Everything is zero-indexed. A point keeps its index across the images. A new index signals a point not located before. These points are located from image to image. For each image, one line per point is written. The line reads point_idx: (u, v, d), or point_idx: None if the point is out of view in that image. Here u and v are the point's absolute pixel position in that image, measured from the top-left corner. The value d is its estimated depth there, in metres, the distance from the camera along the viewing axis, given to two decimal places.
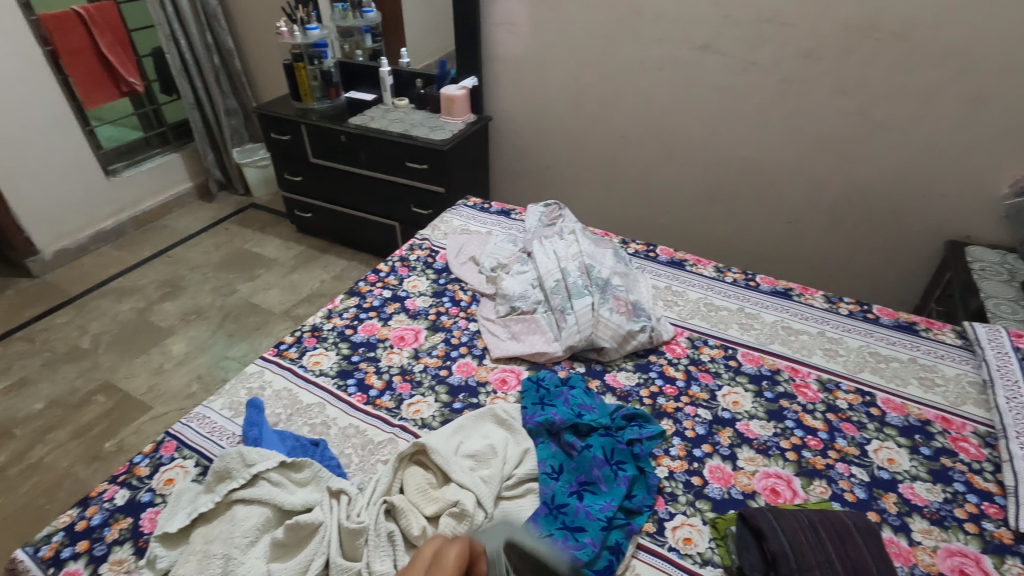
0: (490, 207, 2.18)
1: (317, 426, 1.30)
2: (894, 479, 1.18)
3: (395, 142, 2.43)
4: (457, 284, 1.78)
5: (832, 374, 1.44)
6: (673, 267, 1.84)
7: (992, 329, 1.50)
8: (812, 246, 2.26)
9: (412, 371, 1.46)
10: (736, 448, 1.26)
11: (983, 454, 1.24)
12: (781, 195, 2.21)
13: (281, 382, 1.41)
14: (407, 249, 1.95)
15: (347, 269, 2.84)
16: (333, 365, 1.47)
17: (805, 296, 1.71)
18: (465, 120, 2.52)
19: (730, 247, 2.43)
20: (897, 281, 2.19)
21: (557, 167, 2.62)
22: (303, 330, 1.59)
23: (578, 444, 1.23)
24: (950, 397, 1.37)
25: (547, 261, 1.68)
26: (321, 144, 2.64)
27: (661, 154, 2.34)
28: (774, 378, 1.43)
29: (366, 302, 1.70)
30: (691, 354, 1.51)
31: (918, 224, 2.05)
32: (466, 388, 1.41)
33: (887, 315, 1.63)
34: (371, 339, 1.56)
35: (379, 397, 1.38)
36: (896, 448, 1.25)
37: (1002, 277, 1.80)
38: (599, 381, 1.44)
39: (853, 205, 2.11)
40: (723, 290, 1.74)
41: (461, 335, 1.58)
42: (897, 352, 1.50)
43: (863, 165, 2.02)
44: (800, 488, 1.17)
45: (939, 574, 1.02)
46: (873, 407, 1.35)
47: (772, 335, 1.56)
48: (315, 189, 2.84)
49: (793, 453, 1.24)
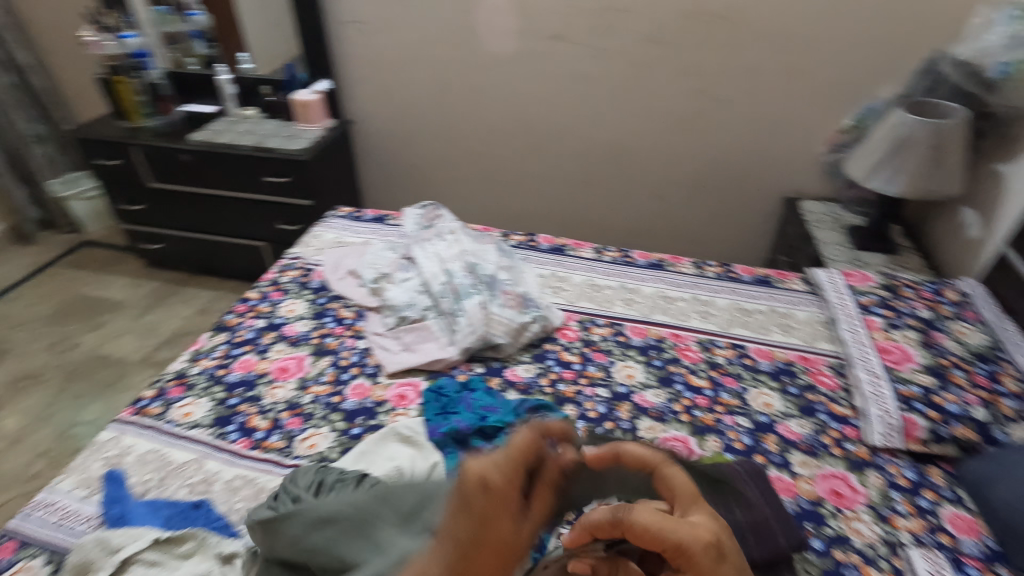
0: (364, 215, 2.07)
1: (196, 486, 1.15)
2: (772, 421, 1.30)
3: (248, 156, 2.23)
4: (339, 302, 1.67)
5: (708, 334, 1.55)
6: (554, 254, 1.88)
7: (830, 272, 1.67)
8: (676, 216, 2.42)
9: (300, 404, 1.34)
10: (636, 419, 1.31)
11: (837, 383, 1.40)
12: (644, 173, 2.34)
13: (145, 445, 1.23)
14: (277, 270, 1.79)
15: (212, 300, 2.57)
16: (207, 414, 1.31)
17: (676, 265, 1.83)
18: (324, 125, 2.38)
19: (605, 228, 2.54)
20: (750, 240, 2.42)
21: (429, 166, 2.56)
22: (166, 380, 1.40)
23: (486, 448, 1.22)
24: (805, 338, 1.54)
25: (430, 265, 1.64)
26: (160, 166, 2.36)
27: (530, 143, 2.38)
28: (660, 347, 1.52)
29: (237, 336, 1.54)
30: (583, 336, 1.56)
31: (760, 186, 2.27)
32: (364, 411, 1.33)
33: (747, 272, 1.79)
34: (249, 377, 1.41)
35: (267, 439, 1.25)
36: (770, 392, 1.38)
37: (831, 226, 2.05)
38: (499, 378, 1.43)
39: (705, 175, 2.29)
40: (604, 270, 1.81)
41: (350, 355, 1.49)
42: (759, 305, 1.65)
43: (710, 137, 2.20)
44: (696, 446, 1.25)
45: (819, 499, 1.14)
46: (746, 358, 1.48)
47: (653, 307, 1.65)
48: (160, 216, 2.53)
49: (686, 414, 1.32)
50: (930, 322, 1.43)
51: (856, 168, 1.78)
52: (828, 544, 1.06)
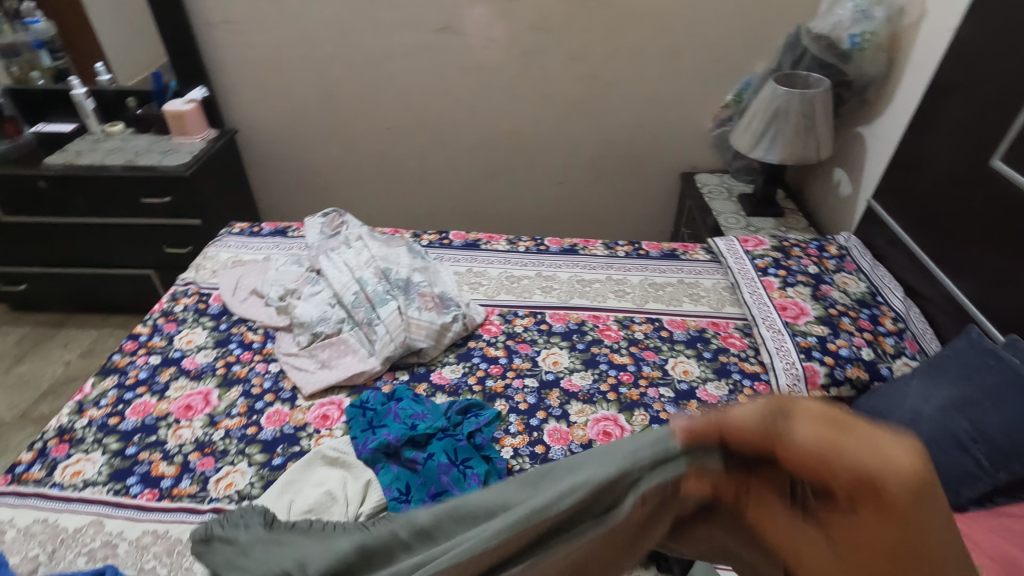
0: (261, 229, 1.94)
1: (97, 552, 1.03)
2: (692, 387, 1.37)
3: (120, 177, 2.01)
4: (243, 325, 1.55)
5: (625, 312, 1.60)
6: (468, 249, 1.85)
7: (728, 240, 1.76)
8: (584, 200, 2.48)
9: (211, 442, 1.23)
10: (566, 405, 1.33)
11: (746, 344, 1.49)
12: (548, 160, 2.37)
13: (28, 516, 1.08)
14: (168, 299, 1.63)
15: (97, 340, 2.31)
16: (102, 470, 1.17)
17: (588, 248, 1.87)
18: (205, 137, 2.19)
19: (516, 218, 2.55)
20: (654, 216, 2.53)
21: (327, 171, 2.44)
22: (46, 439, 1.24)
23: (420, 457, 1.18)
24: (714, 304, 1.63)
25: (339, 275, 1.56)
26: (12, 196, 2.07)
27: (431, 140, 2.33)
28: (582, 330, 1.54)
29: (128, 378, 1.39)
30: (506, 329, 1.55)
31: (657, 164, 2.37)
32: (284, 439, 1.24)
33: (654, 248, 1.86)
34: (147, 421, 1.28)
35: (176, 486, 1.14)
36: (687, 360, 1.44)
37: (724, 195, 2.18)
38: (426, 383, 1.39)
39: (606, 157, 2.36)
40: (519, 260, 1.81)
41: (262, 381, 1.39)
42: (668, 278, 1.73)
43: (606, 120, 2.26)
44: (625, 422, 1.28)
45: None
46: (663, 330, 1.54)
47: (570, 292, 1.68)
48: (20, 252, 2.23)
49: (613, 392, 1.35)
50: (818, 277, 1.56)
51: (741, 139, 1.90)
52: None
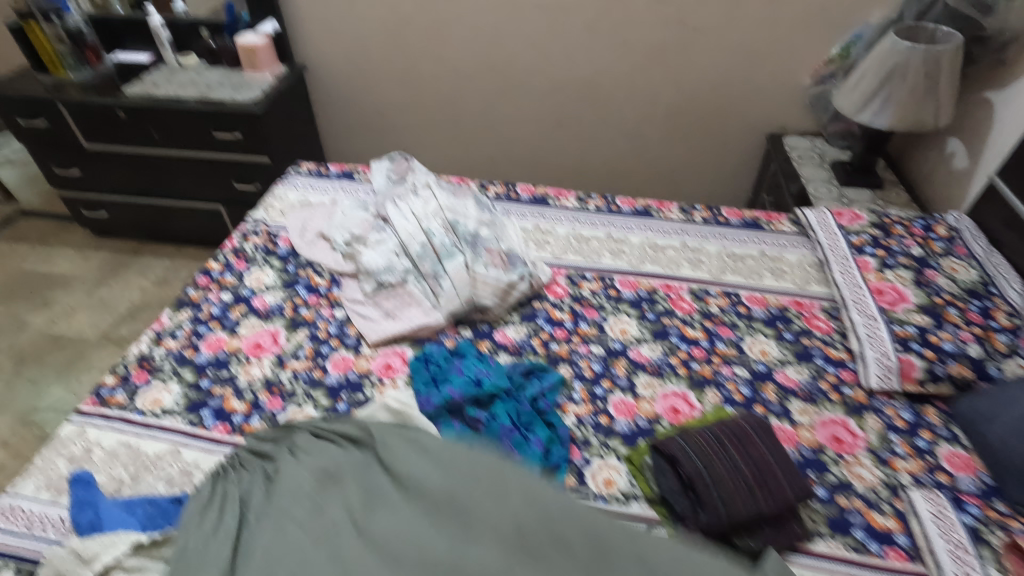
0: (327, 170, 1.90)
1: (175, 479, 1.07)
2: (770, 369, 1.28)
3: (193, 110, 2.02)
4: (310, 268, 1.55)
5: (700, 283, 1.51)
6: (536, 205, 1.78)
7: (819, 212, 1.62)
8: (654, 158, 2.33)
9: (279, 382, 1.26)
10: (633, 376, 1.28)
11: (832, 326, 1.38)
12: (620, 111, 2.22)
13: (113, 438, 1.13)
14: (238, 237, 1.65)
15: (170, 269, 2.42)
16: (178, 400, 1.21)
17: (662, 211, 1.76)
18: (274, 72, 2.16)
19: (582, 173, 2.43)
20: (730, 178, 2.35)
21: (393, 113, 2.39)
22: (127, 365, 1.29)
23: (483, 417, 1.15)
24: (798, 281, 1.50)
25: (406, 224, 1.51)
26: (94, 124, 2.13)
27: (499, 85, 2.23)
28: (652, 299, 1.46)
29: (202, 312, 1.42)
30: (572, 292, 1.49)
31: (742, 121, 2.19)
32: (348, 386, 1.25)
33: (735, 215, 1.73)
34: (220, 356, 1.31)
35: (247, 422, 1.18)
36: (766, 340, 1.35)
37: (816, 161, 2.00)
38: (489, 342, 1.35)
39: (684, 113, 2.19)
40: (589, 220, 1.72)
41: (328, 326, 1.39)
42: (749, 249, 1.60)
43: (689, 71, 2.09)
44: (695, 401, 1.22)
45: (820, 446, 1.13)
46: (740, 306, 1.44)
47: (641, 257, 1.59)
48: (101, 179, 2.31)
49: (683, 367, 1.29)
50: (922, 260, 1.42)
51: (846, 101, 1.71)
52: (832, 491, 1.06)
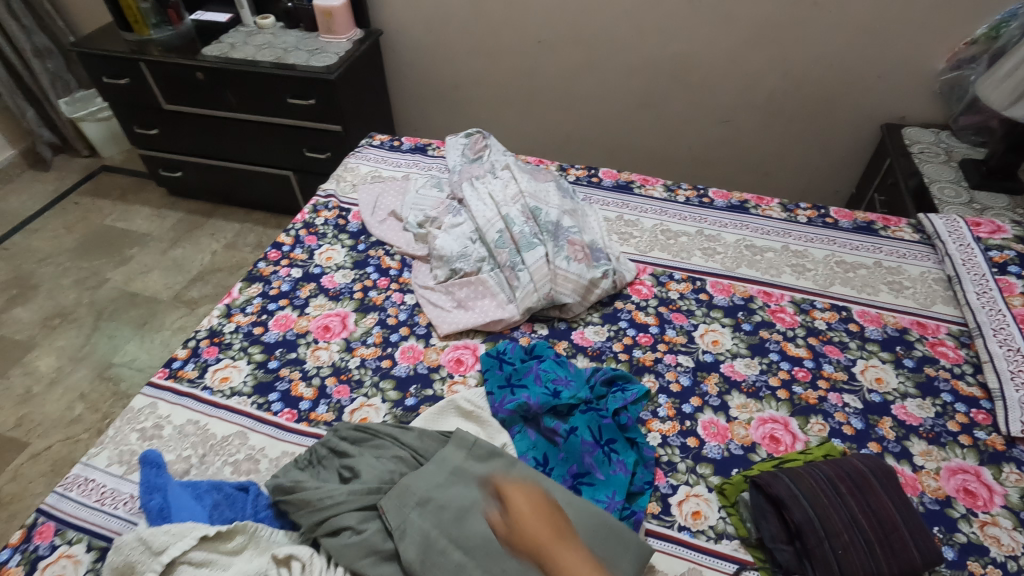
0: (401, 143, 1.83)
1: (242, 464, 1.04)
2: (886, 401, 1.13)
3: (270, 74, 1.98)
4: (381, 248, 1.49)
5: (804, 294, 1.35)
6: (620, 192, 1.64)
7: (949, 220, 1.42)
8: (748, 145, 2.13)
9: (347, 368, 1.21)
10: (726, 396, 1.15)
11: (962, 356, 1.20)
12: (716, 92, 2.03)
13: (183, 415, 1.11)
14: (310, 211, 1.60)
15: (239, 234, 2.43)
16: (246, 380, 1.18)
17: (761, 207, 1.59)
18: (351, 37, 2.09)
19: (664, 157, 2.26)
20: (832, 171, 2.12)
21: (468, 85, 2.28)
22: (199, 338, 1.27)
23: (561, 428, 1.06)
24: (920, 299, 1.32)
25: (482, 208, 1.42)
26: (174, 85, 2.12)
27: (584, 59, 2.07)
28: (749, 308, 1.32)
29: (272, 288, 1.39)
30: (659, 293, 1.36)
31: (855, 109, 1.95)
32: (417, 379, 1.19)
33: (845, 217, 1.54)
34: (289, 336, 1.27)
35: (314, 410, 1.13)
36: (881, 365, 1.19)
37: (941, 159, 1.76)
38: (567, 343, 1.26)
39: (788, 96, 1.98)
40: (678, 213, 1.58)
41: (397, 312, 1.33)
42: (862, 258, 1.42)
43: (800, 50, 1.87)
44: (798, 430, 1.09)
45: (947, 498, 0.98)
46: (851, 323, 1.28)
47: (736, 259, 1.44)
48: (178, 141, 2.33)
49: (784, 391, 1.15)
50: None
51: (994, 93, 1.47)
52: (961, 553, 0.92)
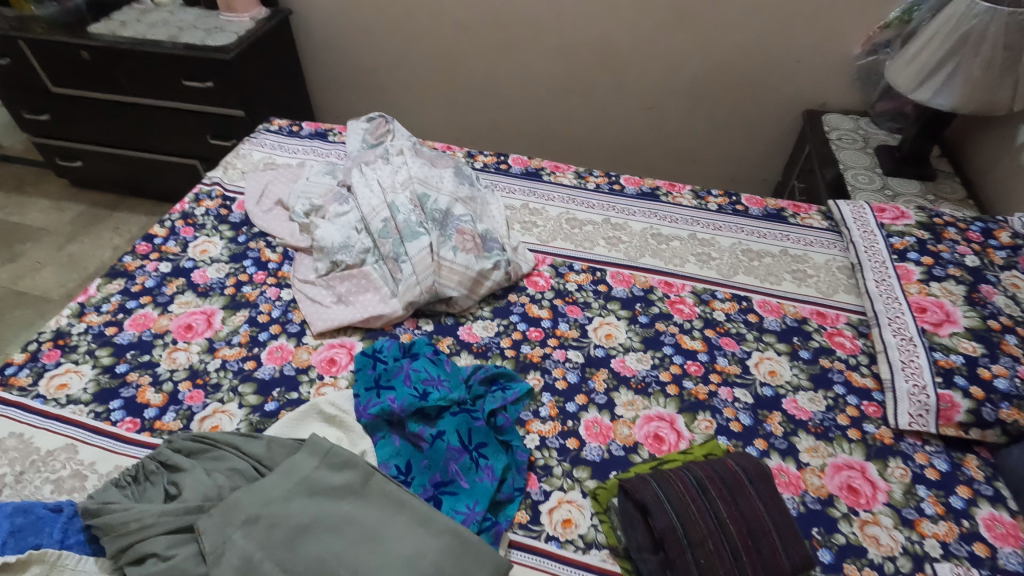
0: (301, 128, 1.71)
1: (65, 482, 0.93)
2: (777, 395, 1.07)
3: (161, 54, 1.83)
4: (263, 240, 1.37)
5: (706, 284, 1.29)
6: (527, 180, 1.56)
7: (856, 206, 1.38)
8: (673, 132, 2.08)
9: (205, 371, 1.10)
10: (613, 393, 1.08)
11: (858, 346, 1.16)
12: (638, 77, 1.96)
13: (5, 428, 0.99)
14: (191, 200, 1.48)
15: (145, 228, 2.27)
16: (87, 387, 1.06)
17: (672, 194, 1.53)
18: (254, 16, 1.95)
19: (591, 145, 2.19)
20: (758, 160, 2.09)
21: (387, 69, 2.17)
22: (41, 341, 1.14)
23: (427, 434, 0.97)
24: (822, 288, 1.28)
25: (369, 195, 1.32)
26: (59, 66, 1.95)
27: (503, 42, 1.98)
28: (647, 300, 1.25)
29: (135, 285, 1.26)
30: (556, 285, 1.29)
31: (777, 95, 1.91)
32: (282, 382, 1.09)
33: (756, 204, 1.49)
34: (144, 337, 1.16)
35: (159, 419, 1.02)
36: (776, 358, 1.14)
37: (857, 145, 1.73)
38: (451, 339, 1.17)
39: (711, 82, 1.93)
40: (586, 201, 1.51)
41: (271, 309, 1.22)
42: (768, 246, 1.37)
43: (719, 33, 1.82)
44: (684, 428, 1.02)
45: (829, 496, 0.93)
46: (750, 314, 1.22)
47: (641, 248, 1.38)
48: (71, 127, 2.15)
49: (674, 386, 1.09)
50: (977, 272, 1.18)
51: (900, 77, 1.44)
52: (838, 556, 0.87)
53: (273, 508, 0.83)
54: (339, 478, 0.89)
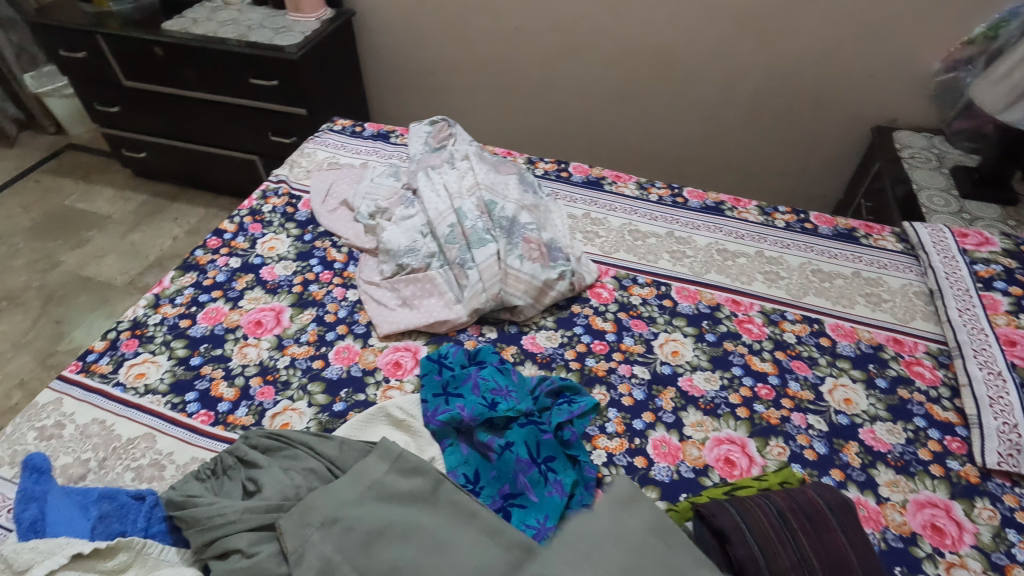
0: (363, 129, 1.73)
1: (145, 471, 0.95)
2: (854, 424, 1.04)
3: (230, 52, 1.87)
4: (329, 239, 1.39)
5: (775, 304, 1.25)
6: (589, 188, 1.55)
7: (935, 230, 1.33)
8: (732, 144, 2.04)
9: (275, 368, 1.12)
10: (681, 412, 1.06)
11: (939, 378, 1.11)
12: (699, 87, 1.93)
13: (88, 414, 1.02)
14: (258, 197, 1.51)
15: (203, 219, 2.33)
16: (163, 378, 1.09)
17: (738, 209, 1.49)
18: (320, 17, 1.98)
19: (646, 154, 2.16)
20: (820, 175, 2.03)
21: (444, 71, 2.17)
22: (119, 330, 1.18)
23: (496, 444, 0.96)
24: (898, 314, 1.23)
25: (435, 200, 1.32)
26: (132, 61, 2.02)
27: (563, 48, 1.97)
28: (714, 317, 1.23)
29: (206, 279, 1.29)
30: (620, 298, 1.27)
31: (845, 110, 1.86)
32: (349, 383, 1.10)
33: (826, 223, 1.45)
34: (216, 331, 1.18)
35: (232, 413, 1.04)
36: (851, 385, 1.10)
37: (931, 165, 1.67)
38: (515, 348, 1.16)
39: (776, 94, 1.88)
40: (648, 212, 1.48)
41: (337, 309, 1.23)
42: (840, 267, 1.33)
43: (787, 45, 1.77)
44: (756, 453, 1.00)
45: (912, 535, 0.89)
46: (823, 337, 1.19)
47: (706, 264, 1.35)
48: (140, 120, 2.23)
49: (744, 409, 1.06)
50: None
51: (988, 96, 1.38)
52: None
53: (346, 510, 0.83)
54: (410, 483, 0.89)
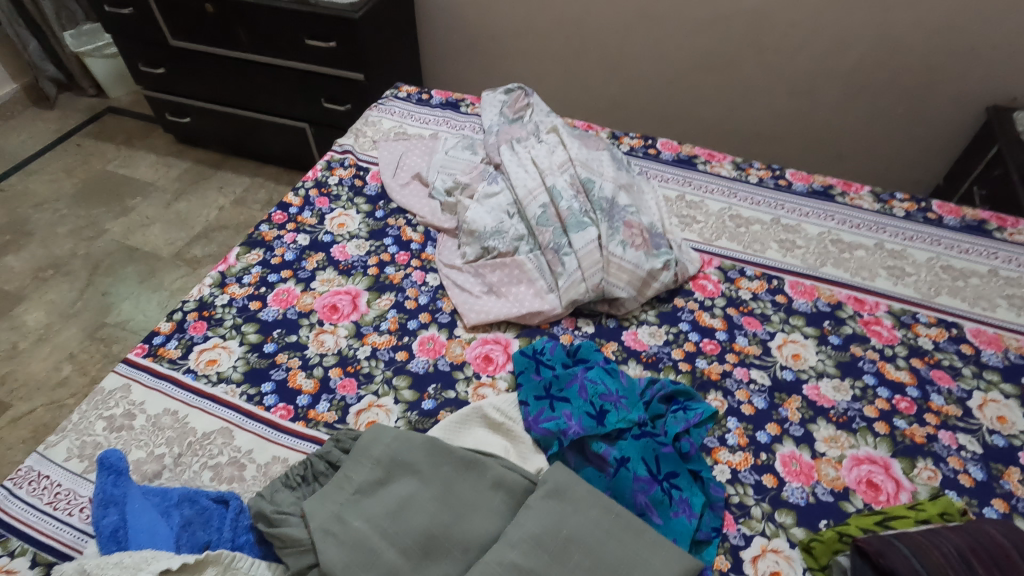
0: (430, 97, 1.60)
1: (223, 470, 0.87)
2: (1013, 447, 0.91)
3: (285, 10, 1.75)
4: (402, 216, 1.28)
5: (905, 304, 1.12)
6: (681, 167, 1.41)
7: None
8: (822, 122, 1.87)
9: (355, 359, 1.02)
10: (810, 424, 0.95)
11: None
12: (792, 58, 1.76)
13: (159, 404, 0.94)
14: (323, 168, 1.40)
15: (249, 189, 2.24)
16: (236, 366, 1.00)
17: (850, 195, 1.34)
18: None
19: (723, 131, 2.00)
20: (917, 158, 1.86)
21: (508, 36, 2.02)
22: (186, 310, 1.09)
23: (611, 457, 0.87)
24: None
25: (523, 176, 1.20)
26: (180, 18, 1.90)
27: (642, 11, 1.80)
28: (837, 317, 1.10)
29: (274, 257, 1.19)
30: (727, 292, 1.15)
31: (958, 86, 1.67)
32: (437, 377, 1.00)
33: (951, 213, 1.29)
34: (289, 315, 1.09)
35: (313, 408, 0.95)
36: (1004, 401, 0.97)
37: None
38: (616, 345, 1.05)
39: (880, 67, 1.70)
40: (749, 196, 1.34)
41: (417, 294, 1.13)
42: (974, 264, 1.18)
43: (900, 11, 1.58)
44: (902, 476, 0.88)
45: None
46: (964, 344, 1.05)
47: (821, 256, 1.21)
48: (185, 83, 2.12)
49: (883, 424, 0.94)
50: None
51: None
52: None
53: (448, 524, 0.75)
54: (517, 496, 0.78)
